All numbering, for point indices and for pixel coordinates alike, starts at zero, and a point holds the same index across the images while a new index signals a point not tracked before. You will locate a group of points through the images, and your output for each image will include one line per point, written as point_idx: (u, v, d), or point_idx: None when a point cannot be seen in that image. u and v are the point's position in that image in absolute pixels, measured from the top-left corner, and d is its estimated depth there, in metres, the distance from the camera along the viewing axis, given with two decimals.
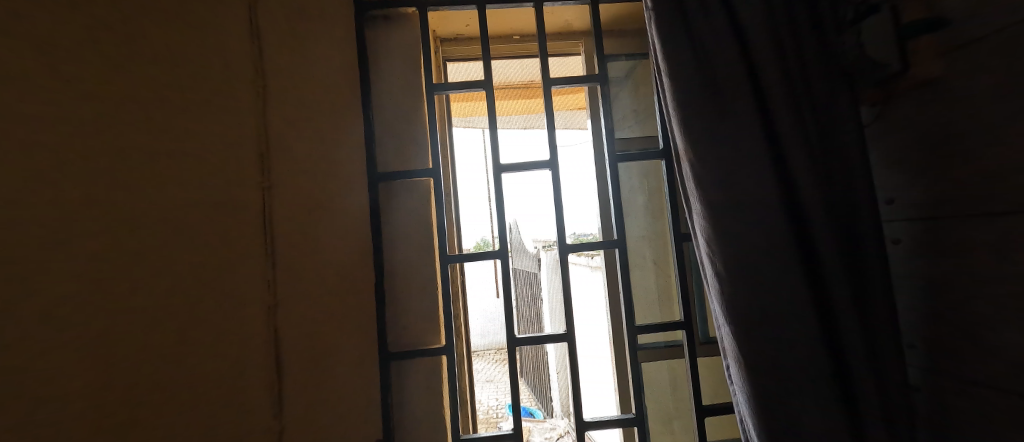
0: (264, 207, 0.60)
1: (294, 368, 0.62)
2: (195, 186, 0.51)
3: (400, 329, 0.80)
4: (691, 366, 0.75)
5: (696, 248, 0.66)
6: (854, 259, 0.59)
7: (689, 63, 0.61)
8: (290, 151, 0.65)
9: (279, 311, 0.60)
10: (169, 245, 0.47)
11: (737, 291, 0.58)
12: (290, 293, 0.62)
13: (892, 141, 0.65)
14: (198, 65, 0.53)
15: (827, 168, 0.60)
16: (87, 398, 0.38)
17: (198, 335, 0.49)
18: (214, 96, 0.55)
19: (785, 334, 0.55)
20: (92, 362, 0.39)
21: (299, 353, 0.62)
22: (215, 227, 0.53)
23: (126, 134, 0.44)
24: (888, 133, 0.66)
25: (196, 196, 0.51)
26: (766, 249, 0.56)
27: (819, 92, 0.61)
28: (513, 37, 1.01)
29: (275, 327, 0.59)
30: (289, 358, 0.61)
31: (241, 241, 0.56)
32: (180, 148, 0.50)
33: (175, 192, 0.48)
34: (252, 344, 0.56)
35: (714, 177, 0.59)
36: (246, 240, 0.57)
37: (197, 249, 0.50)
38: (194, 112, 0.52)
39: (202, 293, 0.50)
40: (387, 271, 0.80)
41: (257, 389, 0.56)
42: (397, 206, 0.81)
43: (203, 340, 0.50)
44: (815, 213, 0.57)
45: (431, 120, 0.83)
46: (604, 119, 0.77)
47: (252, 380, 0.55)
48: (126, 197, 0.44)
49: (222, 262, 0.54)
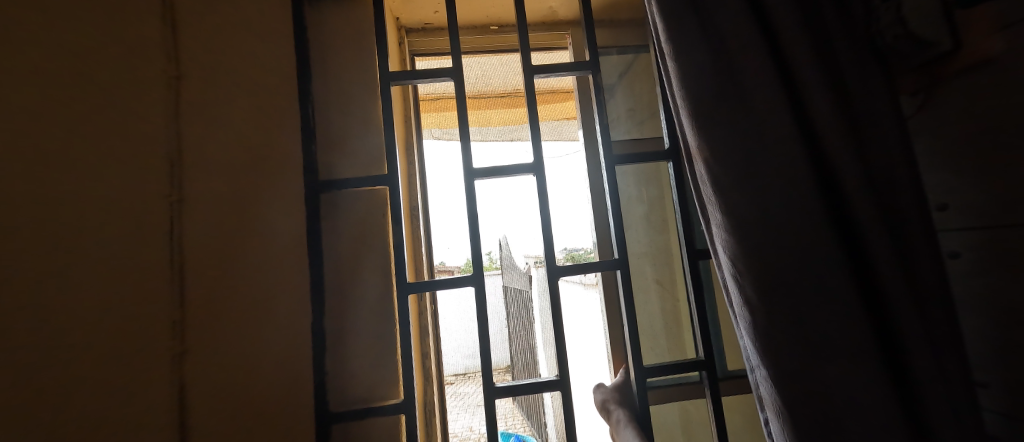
0: (172, 222, 0.46)
1: (200, 411, 0.46)
2: (106, 172, 0.40)
3: (349, 376, 0.64)
4: (715, 412, 0.63)
5: (718, 268, 0.54)
6: (914, 280, 0.47)
7: (698, 46, 0.51)
8: (207, 155, 0.52)
9: (186, 332, 0.46)
10: (85, 224, 0.38)
11: (774, 322, 0.46)
12: (198, 336, 0.47)
13: (942, 135, 0.55)
14: (117, 34, 0.43)
15: (870, 169, 0.48)
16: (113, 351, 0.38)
17: (108, 332, 0.38)
18: (129, 82, 0.44)
19: (840, 376, 0.43)
20: (142, 322, 0.42)
21: (208, 389, 0.47)
22: (110, 214, 0.40)
23: (56, 115, 0.36)
24: (934, 125, 0.55)
25: (95, 182, 0.39)
26: (807, 269, 0.45)
27: (858, 77, 0.51)
28: (490, 27, 0.93)
29: (180, 353, 0.44)
30: (195, 391, 0.46)
31: (148, 247, 0.43)
32: (86, 133, 0.39)
33: (100, 168, 0.40)
34: (154, 366, 0.42)
35: (736, 180, 0.48)
36: (149, 248, 0.44)
37: (115, 251, 0.40)
38: (107, 97, 0.41)
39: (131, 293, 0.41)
40: (331, 302, 0.65)
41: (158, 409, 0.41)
42: (349, 221, 0.67)
43: (131, 342, 0.40)
44: (868, 221, 0.45)
45: (386, 116, 0.69)
46: (598, 114, 0.65)
47: (155, 397, 0.41)
48: (66, 178, 0.37)
49: (136, 259, 0.42)
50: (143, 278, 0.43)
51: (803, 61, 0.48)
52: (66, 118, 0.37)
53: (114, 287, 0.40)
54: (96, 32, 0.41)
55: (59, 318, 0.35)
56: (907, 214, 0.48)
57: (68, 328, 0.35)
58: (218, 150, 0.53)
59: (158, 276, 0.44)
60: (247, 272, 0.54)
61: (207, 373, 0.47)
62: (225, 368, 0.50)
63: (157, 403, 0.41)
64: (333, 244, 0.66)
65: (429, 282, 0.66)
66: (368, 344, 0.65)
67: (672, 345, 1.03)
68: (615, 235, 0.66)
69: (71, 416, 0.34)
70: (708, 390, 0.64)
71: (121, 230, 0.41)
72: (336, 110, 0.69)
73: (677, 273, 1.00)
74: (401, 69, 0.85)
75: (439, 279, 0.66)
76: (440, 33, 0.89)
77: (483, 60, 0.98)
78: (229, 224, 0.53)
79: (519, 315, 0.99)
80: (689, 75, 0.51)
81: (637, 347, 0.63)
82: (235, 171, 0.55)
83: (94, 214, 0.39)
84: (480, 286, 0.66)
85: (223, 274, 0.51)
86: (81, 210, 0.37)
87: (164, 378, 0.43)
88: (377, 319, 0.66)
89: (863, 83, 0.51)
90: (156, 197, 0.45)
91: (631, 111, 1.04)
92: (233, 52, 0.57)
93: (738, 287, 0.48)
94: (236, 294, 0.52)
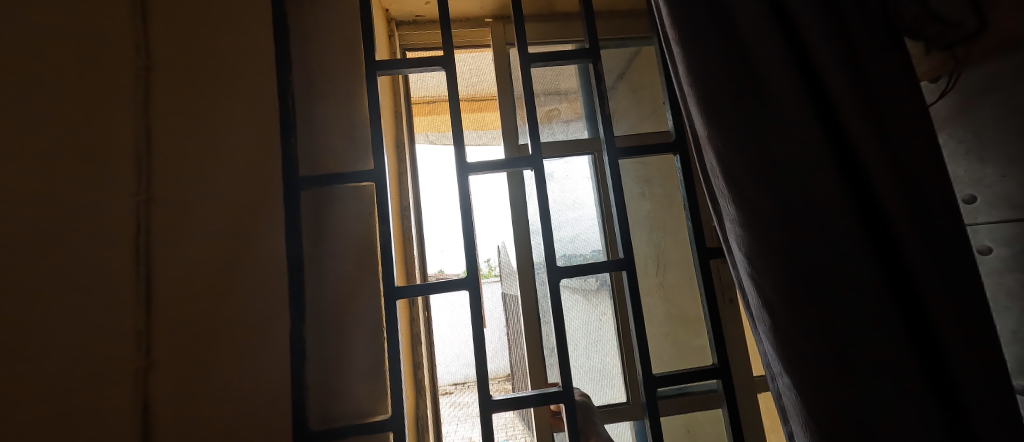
0: (140, 222, 0.44)
1: (167, 422, 0.43)
2: (63, 168, 0.37)
3: (333, 391, 0.58)
4: (732, 428, 0.57)
5: (731, 265, 0.51)
6: (962, 277, 0.42)
7: (707, 26, 0.47)
8: (176, 153, 0.48)
9: (155, 337, 0.43)
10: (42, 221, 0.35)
11: (797, 324, 0.42)
12: (167, 344, 0.44)
13: (983, 122, 0.52)
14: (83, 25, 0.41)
15: (903, 155, 0.44)
16: (68, 357, 0.36)
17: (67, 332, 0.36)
18: (97, 75, 0.42)
19: (871, 382, 0.40)
20: (100, 325, 0.39)
21: (177, 401, 0.44)
22: (70, 213, 0.38)
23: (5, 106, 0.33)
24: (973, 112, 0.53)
25: (53, 178, 0.36)
26: (827, 264, 0.41)
27: (888, 53, 0.46)
28: (485, 19, 0.96)
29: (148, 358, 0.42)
30: (163, 400, 0.43)
31: (113, 248, 0.41)
32: (50, 126, 0.37)
33: (63, 164, 0.37)
34: (117, 370, 0.39)
35: (751, 170, 0.44)
36: (113, 249, 0.41)
37: (73, 252, 0.37)
38: (75, 91, 0.40)
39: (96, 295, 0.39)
40: (311, 309, 0.59)
41: (122, 413, 0.39)
42: (333, 220, 0.62)
43: (91, 345, 0.38)
44: (897, 211, 0.41)
45: (374, 105, 0.60)
46: (598, 105, 0.62)
47: (117, 403, 0.39)
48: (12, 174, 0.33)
49: (99, 261, 0.40)
50: (105, 281, 0.40)
51: (823, 40, 0.44)
52: (27, 113, 0.35)
53: (75, 287, 0.37)
54: (55, 22, 0.39)
55: (13, 321, 0.32)
56: (948, 202, 0.43)
57: (26, 334, 0.33)
58: (191, 146, 0.50)
59: (122, 278, 0.42)
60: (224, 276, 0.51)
61: (181, 379, 0.45)
62: (202, 379, 0.47)
63: (120, 409, 0.39)
64: (316, 248, 0.61)
65: (421, 286, 0.58)
66: (355, 354, 0.60)
67: (678, 354, 1.02)
68: (619, 233, 0.61)
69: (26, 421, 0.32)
70: (722, 401, 0.58)
71: (86, 228, 0.39)
72: (321, 103, 0.65)
73: (675, 277, 1.04)
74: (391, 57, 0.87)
75: (431, 283, 0.58)
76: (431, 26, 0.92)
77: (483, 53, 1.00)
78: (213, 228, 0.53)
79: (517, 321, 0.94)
80: (696, 57, 0.47)
81: (646, 355, 0.58)
82: (211, 169, 0.51)
83: (46, 215, 0.36)
84: (476, 289, 0.59)
85: (198, 276, 0.48)
86: (29, 206, 0.34)
87: (129, 384, 0.40)
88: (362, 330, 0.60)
89: (895, 61, 0.46)
90: (123, 196, 0.43)
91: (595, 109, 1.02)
92: (205, 44, 0.54)
93: (754, 285, 0.45)
94: (209, 302, 0.49)
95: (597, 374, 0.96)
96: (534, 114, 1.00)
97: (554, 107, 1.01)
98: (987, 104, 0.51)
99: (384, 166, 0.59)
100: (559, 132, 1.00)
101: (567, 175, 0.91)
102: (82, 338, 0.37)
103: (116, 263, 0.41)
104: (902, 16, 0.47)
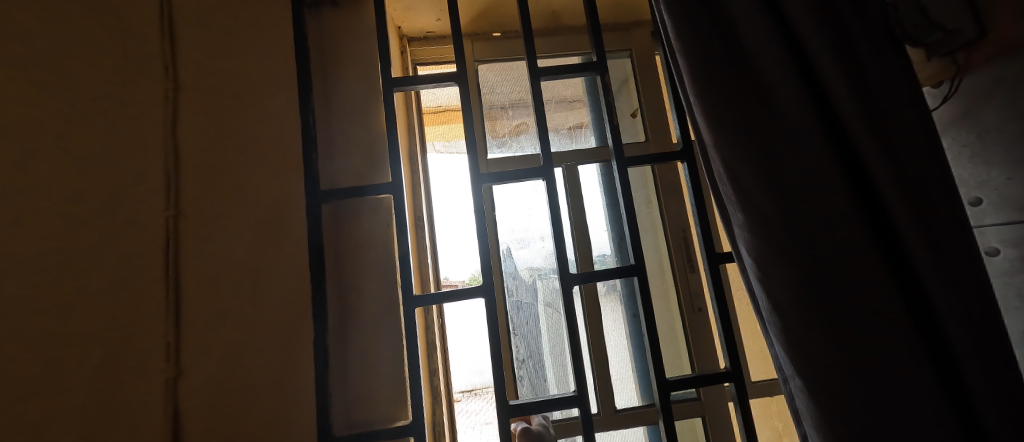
0: (170, 237, 0.46)
1: (197, 424, 0.44)
2: (101, 189, 0.40)
3: (351, 396, 0.59)
4: (746, 432, 0.57)
5: (741, 269, 0.51)
6: (977, 278, 0.42)
7: (710, 36, 0.49)
8: (201, 170, 0.51)
9: (184, 344, 0.45)
10: (84, 237, 0.38)
11: (807, 324, 0.43)
12: (196, 349, 0.46)
13: (989, 127, 0.52)
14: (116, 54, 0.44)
15: (911, 159, 0.44)
16: (105, 362, 0.38)
17: (102, 340, 0.38)
18: (130, 100, 0.45)
19: (881, 380, 0.41)
20: (134, 335, 0.41)
21: (206, 402, 0.46)
22: (106, 232, 0.40)
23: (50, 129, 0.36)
24: (974, 116, 0.54)
25: (92, 197, 0.39)
26: (836, 266, 0.42)
27: (893, 61, 0.47)
28: (494, 34, 1.03)
29: (178, 364, 0.44)
30: (191, 404, 0.44)
31: (148, 262, 0.44)
32: (93, 150, 0.40)
33: (100, 183, 0.40)
34: (148, 376, 0.41)
35: (761, 176, 0.45)
36: (146, 262, 0.44)
37: (113, 265, 0.40)
38: (111, 116, 0.42)
39: (129, 307, 0.41)
40: (330, 315, 0.61)
41: (154, 417, 0.41)
42: (349, 231, 0.64)
43: (125, 352, 0.40)
44: (901, 215, 0.42)
45: (391, 121, 0.63)
46: (607, 114, 0.63)
47: (148, 406, 0.41)
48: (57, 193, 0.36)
49: (131, 276, 0.42)
50: (139, 292, 0.42)
51: (825, 49, 0.45)
52: (71, 141, 0.38)
53: (102, 302, 0.39)
54: (81, 49, 0.41)
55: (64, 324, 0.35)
56: (959, 205, 0.44)
57: (69, 337, 0.35)
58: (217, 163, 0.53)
59: (153, 290, 0.44)
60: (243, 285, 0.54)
61: (209, 382, 0.46)
62: (226, 384, 0.48)
63: (151, 410, 0.41)
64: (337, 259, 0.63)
65: (440, 294, 0.59)
66: (370, 361, 0.60)
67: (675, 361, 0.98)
68: (631, 239, 0.62)
69: (68, 422, 0.34)
70: (735, 404, 0.58)
71: (115, 242, 0.41)
72: (338, 117, 0.66)
73: (670, 285, 1.02)
74: (403, 72, 0.90)
75: (448, 291, 0.59)
76: (441, 41, 0.95)
77: (495, 65, 1.04)
78: None
79: (527, 328, 0.95)
80: (702, 66, 0.48)
81: (659, 358, 0.59)
82: (235, 183, 0.54)
83: (89, 231, 0.38)
84: (492, 297, 0.60)
85: (221, 287, 0.50)
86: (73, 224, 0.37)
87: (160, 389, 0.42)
88: (380, 339, 0.60)
89: (897, 67, 0.47)
90: (155, 213, 0.45)
91: (562, 122, 1.02)
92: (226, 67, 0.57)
93: (763, 289, 0.45)
94: (230, 313, 0.51)
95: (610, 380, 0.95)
96: (502, 128, 1.01)
97: (523, 121, 1.02)
98: (989, 108, 0.52)
99: (401, 179, 0.61)
100: (526, 147, 1.02)
101: (576, 183, 0.94)
102: (116, 346, 0.39)
103: (150, 275, 0.44)
104: (903, 24, 0.48)
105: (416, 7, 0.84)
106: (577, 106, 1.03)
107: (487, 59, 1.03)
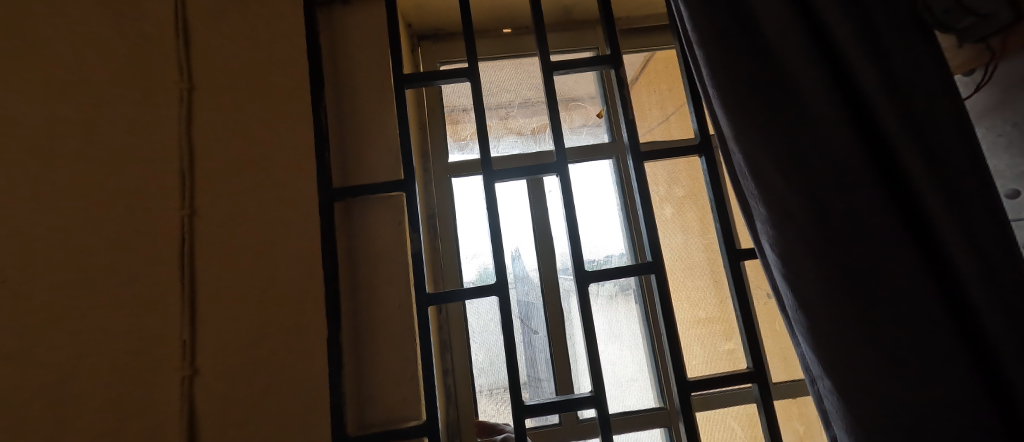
0: (184, 229, 0.54)
1: (209, 392, 0.51)
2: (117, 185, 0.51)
3: (365, 395, 0.58)
4: (771, 434, 0.55)
5: (764, 263, 0.50)
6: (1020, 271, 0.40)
7: (728, 24, 0.48)
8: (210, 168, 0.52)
9: (196, 321, 0.52)
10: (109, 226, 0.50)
11: (835, 321, 0.41)
12: (210, 329, 0.52)
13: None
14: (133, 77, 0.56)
15: (945, 149, 0.42)
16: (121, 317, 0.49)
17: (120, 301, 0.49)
18: (150, 112, 0.56)
19: (921, 384, 0.38)
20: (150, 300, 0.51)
21: (218, 375, 0.51)
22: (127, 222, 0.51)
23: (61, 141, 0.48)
24: (1012, 103, 0.51)
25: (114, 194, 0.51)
26: (867, 261, 0.41)
27: (926, 45, 0.45)
28: (504, 31, 1.02)
29: (192, 334, 0.51)
30: (206, 372, 0.51)
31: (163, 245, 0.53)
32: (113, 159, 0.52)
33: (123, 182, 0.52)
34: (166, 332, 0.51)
35: (785, 167, 0.44)
36: (162, 246, 0.53)
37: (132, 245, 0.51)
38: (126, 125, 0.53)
39: (146, 281, 0.51)
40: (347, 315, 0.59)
41: (169, 374, 0.50)
42: (365, 228, 0.62)
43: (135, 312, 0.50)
44: (936, 206, 0.40)
45: (403, 118, 0.61)
46: (621, 108, 0.62)
47: (164, 364, 0.50)
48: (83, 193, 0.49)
49: (152, 256, 0.52)
50: (157, 270, 0.52)
51: (849, 35, 0.44)
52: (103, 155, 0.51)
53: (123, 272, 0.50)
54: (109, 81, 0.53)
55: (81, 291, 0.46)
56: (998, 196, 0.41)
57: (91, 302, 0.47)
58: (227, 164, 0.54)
59: (167, 269, 0.52)
60: (255, 284, 0.54)
61: (223, 359, 0.52)
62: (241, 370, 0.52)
63: (165, 370, 0.50)
64: (351, 260, 0.61)
65: (454, 292, 0.58)
66: (384, 359, 0.59)
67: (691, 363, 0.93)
68: (647, 235, 0.60)
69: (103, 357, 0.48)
70: (759, 405, 0.57)
71: (117, 264, 0.50)
72: (351, 115, 0.66)
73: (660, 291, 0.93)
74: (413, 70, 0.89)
75: (462, 289, 0.58)
76: (450, 39, 0.94)
77: (505, 62, 1.04)
78: (237, 241, 0.55)
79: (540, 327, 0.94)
80: (719, 56, 0.47)
81: (678, 359, 0.57)
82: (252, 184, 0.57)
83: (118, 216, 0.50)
84: (505, 294, 0.58)
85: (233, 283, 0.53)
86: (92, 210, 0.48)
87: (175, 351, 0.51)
88: (394, 338, 0.60)
89: (929, 52, 0.44)
90: (171, 209, 0.53)
91: (525, 125, 1.03)
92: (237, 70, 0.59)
93: (790, 285, 0.44)
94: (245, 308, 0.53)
95: (623, 381, 0.94)
96: (464, 130, 0.99)
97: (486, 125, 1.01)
98: None
99: (413, 174, 0.59)
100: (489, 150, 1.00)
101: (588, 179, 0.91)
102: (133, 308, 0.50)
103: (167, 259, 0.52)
104: (933, 9, 0.46)
105: (426, 4, 0.84)
106: (542, 108, 1.04)
107: (497, 57, 1.03)
